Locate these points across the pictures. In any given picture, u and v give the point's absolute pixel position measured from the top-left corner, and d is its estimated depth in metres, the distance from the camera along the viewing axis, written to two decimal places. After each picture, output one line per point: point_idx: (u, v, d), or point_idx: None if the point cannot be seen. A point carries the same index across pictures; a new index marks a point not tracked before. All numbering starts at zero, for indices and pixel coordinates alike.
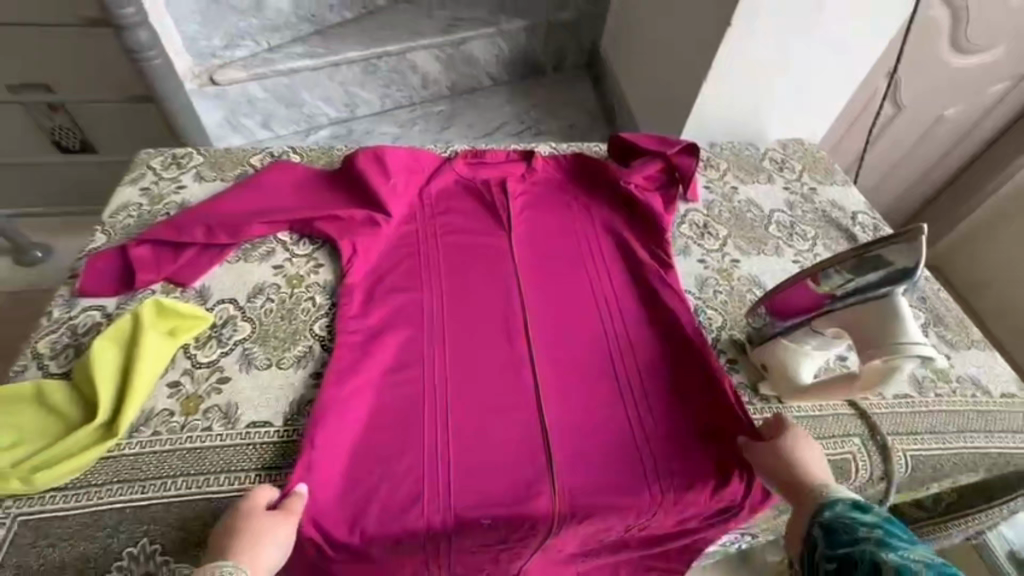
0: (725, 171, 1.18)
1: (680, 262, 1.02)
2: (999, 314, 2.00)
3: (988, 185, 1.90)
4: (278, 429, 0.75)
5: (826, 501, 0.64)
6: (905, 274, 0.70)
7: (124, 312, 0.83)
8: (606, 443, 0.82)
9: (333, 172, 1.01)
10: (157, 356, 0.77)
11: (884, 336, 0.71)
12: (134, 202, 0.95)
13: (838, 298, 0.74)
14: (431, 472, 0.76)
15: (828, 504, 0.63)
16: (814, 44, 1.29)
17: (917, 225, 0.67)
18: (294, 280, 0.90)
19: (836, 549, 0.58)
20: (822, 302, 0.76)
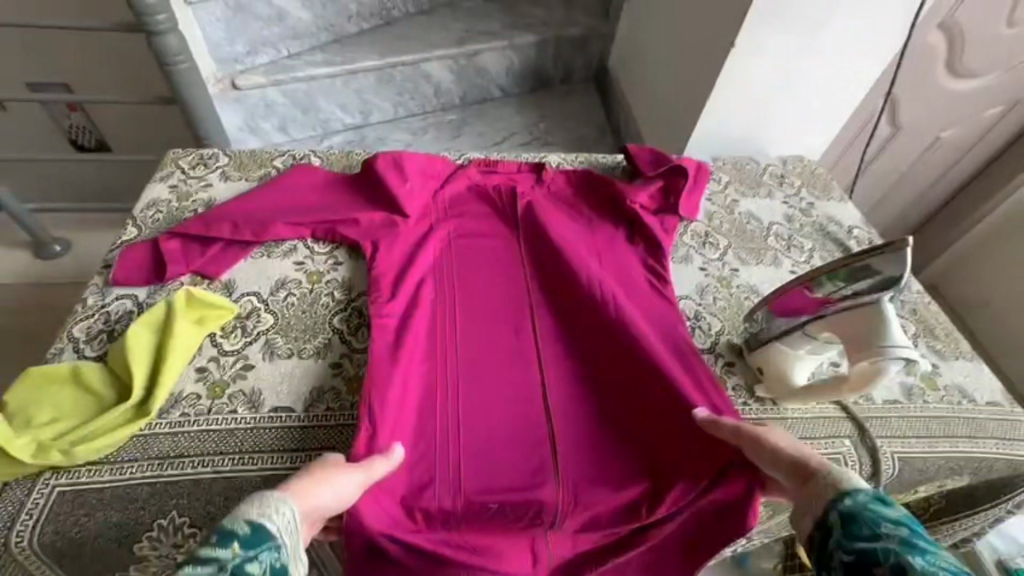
0: (726, 185, 1.23)
1: (681, 270, 1.06)
2: (995, 332, 2.04)
3: (984, 205, 1.95)
4: (298, 415, 0.79)
5: (841, 490, 0.60)
6: (892, 283, 0.75)
7: (154, 302, 0.88)
8: (608, 436, 0.86)
9: (353, 175, 1.06)
10: (187, 342, 0.81)
11: (872, 339, 0.75)
12: (163, 199, 1.00)
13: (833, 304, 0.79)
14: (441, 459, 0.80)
15: (849, 492, 0.59)
16: (815, 65, 1.35)
17: (903, 236, 0.72)
18: (315, 276, 0.94)
19: (855, 543, 0.54)
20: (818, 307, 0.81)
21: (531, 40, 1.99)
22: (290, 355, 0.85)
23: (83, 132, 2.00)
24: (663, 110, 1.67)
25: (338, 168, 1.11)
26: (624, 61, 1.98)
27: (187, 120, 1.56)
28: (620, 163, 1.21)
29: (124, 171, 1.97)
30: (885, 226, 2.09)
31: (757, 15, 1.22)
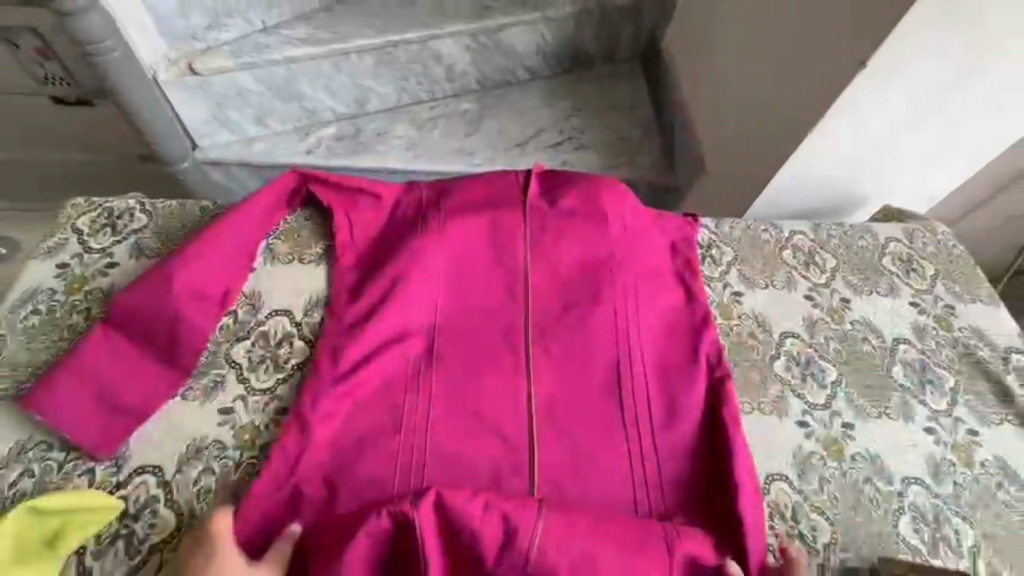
0: (831, 274, 0.86)
1: (771, 427, 0.70)
2: None
3: None
4: (269, 404, 0.64)
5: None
6: None
7: (13, 488, 0.56)
8: (589, 400, 0.69)
9: (322, 180, 0.79)
10: None
11: None
12: (45, 288, 0.70)
13: None
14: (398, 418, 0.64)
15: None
16: (970, 88, 0.95)
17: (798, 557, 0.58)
18: (247, 433, 0.62)
19: None
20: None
21: (569, 12, 1.58)
22: None
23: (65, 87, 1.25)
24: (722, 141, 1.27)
25: (284, 263, 0.76)
26: (684, 42, 1.51)
27: (126, 115, 1.24)
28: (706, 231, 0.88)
29: None
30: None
31: (907, 32, 0.84)
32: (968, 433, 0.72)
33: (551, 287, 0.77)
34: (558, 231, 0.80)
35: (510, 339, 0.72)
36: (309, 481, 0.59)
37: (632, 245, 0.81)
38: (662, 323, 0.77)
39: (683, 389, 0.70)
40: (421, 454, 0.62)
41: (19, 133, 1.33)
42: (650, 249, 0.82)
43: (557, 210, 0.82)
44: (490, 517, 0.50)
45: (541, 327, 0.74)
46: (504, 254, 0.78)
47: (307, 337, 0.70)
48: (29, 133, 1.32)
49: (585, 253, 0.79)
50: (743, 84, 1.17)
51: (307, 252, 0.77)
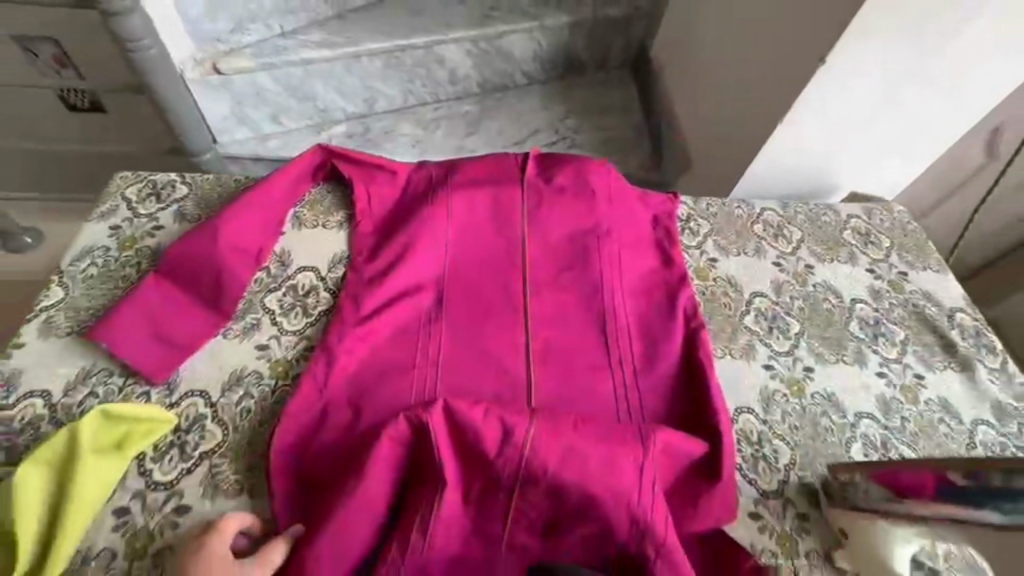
0: (797, 244, 0.96)
1: (740, 370, 0.79)
2: None
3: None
4: (299, 344, 0.73)
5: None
6: None
7: (77, 406, 0.64)
8: (579, 348, 0.78)
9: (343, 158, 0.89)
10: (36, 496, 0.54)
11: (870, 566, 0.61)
12: (100, 246, 0.79)
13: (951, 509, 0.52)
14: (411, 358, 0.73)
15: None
16: (921, 82, 1.06)
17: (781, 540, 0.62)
18: (280, 365, 0.70)
19: None
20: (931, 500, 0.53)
21: (564, 21, 1.70)
22: (239, 493, 0.61)
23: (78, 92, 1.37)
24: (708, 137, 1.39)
25: (310, 228, 0.85)
26: (671, 51, 1.63)
27: (156, 109, 1.35)
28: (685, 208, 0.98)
29: None
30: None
31: (862, 31, 0.94)
32: (915, 377, 0.82)
33: (545, 253, 0.87)
34: (552, 204, 0.90)
35: (509, 295, 0.82)
36: (337, 405, 0.67)
37: (619, 216, 0.91)
38: (644, 283, 0.86)
39: (662, 337, 0.80)
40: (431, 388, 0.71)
41: (55, 127, 1.45)
42: (634, 221, 0.92)
43: (550, 186, 0.92)
44: (490, 419, 0.59)
45: (537, 286, 0.83)
46: (504, 225, 0.88)
47: (331, 290, 0.79)
48: (64, 127, 1.44)
49: (575, 223, 0.89)
50: (745, 85, 1.21)
51: (330, 220, 0.87)
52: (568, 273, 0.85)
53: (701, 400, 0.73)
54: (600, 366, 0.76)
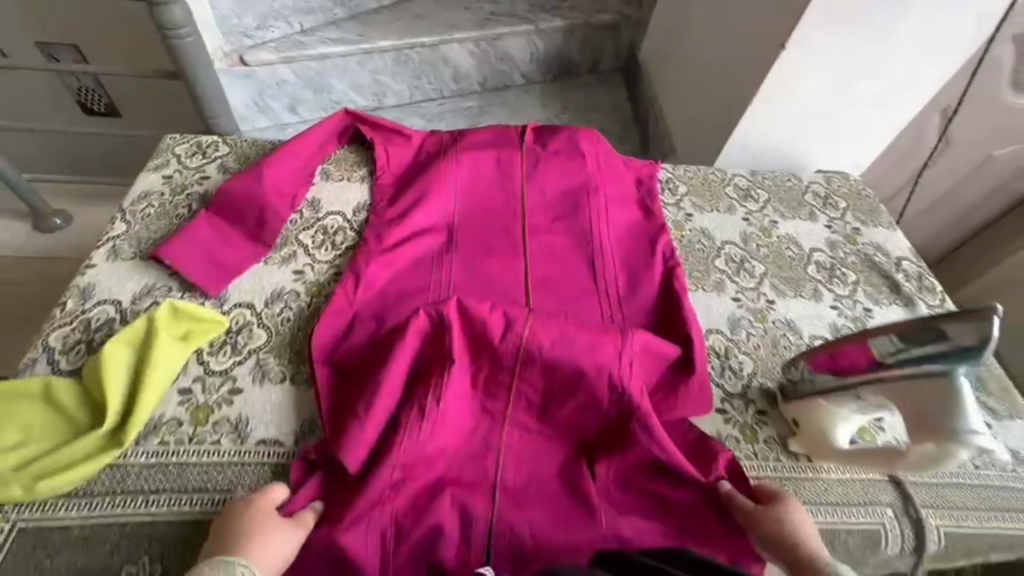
0: (764, 203, 1.09)
1: (712, 301, 0.91)
2: None
3: None
4: (329, 271, 0.84)
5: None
6: None
7: (142, 312, 0.75)
8: (571, 280, 0.90)
9: (366, 123, 1.01)
10: (118, 370, 0.64)
11: (822, 447, 0.71)
12: (156, 191, 0.91)
13: (887, 365, 0.61)
14: (427, 284, 0.85)
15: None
16: (872, 66, 1.18)
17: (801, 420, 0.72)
18: (314, 287, 0.82)
19: None
20: (869, 366, 0.63)
21: (559, 25, 1.85)
22: (283, 380, 0.71)
23: (93, 94, 1.74)
24: (692, 123, 1.52)
25: (336, 180, 0.97)
26: (657, 52, 1.78)
27: (190, 95, 1.49)
28: (665, 173, 1.11)
29: (122, 141, 1.83)
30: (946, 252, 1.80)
31: (816, 18, 1.07)
32: (864, 310, 0.94)
33: (542, 205, 0.99)
34: (548, 164, 1.02)
35: (511, 238, 0.94)
36: (364, 317, 0.79)
37: (607, 176, 1.04)
38: (628, 231, 0.99)
39: (643, 271, 0.92)
40: None
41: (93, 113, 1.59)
42: (620, 181, 1.05)
43: (546, 149, 1.04)
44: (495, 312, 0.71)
45: (535, 230, 0.95)
46: (506, 181, 1.00)
47: (356, 230, 0.91)
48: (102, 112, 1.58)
49: (569, 180, 1.01)
50: (729, 80, 1.31)
51: (355, 175, 0.99)
52: (563, 221, 0.97)
53: (676, 321, 0.85)
54: (589, 294, 0.89)
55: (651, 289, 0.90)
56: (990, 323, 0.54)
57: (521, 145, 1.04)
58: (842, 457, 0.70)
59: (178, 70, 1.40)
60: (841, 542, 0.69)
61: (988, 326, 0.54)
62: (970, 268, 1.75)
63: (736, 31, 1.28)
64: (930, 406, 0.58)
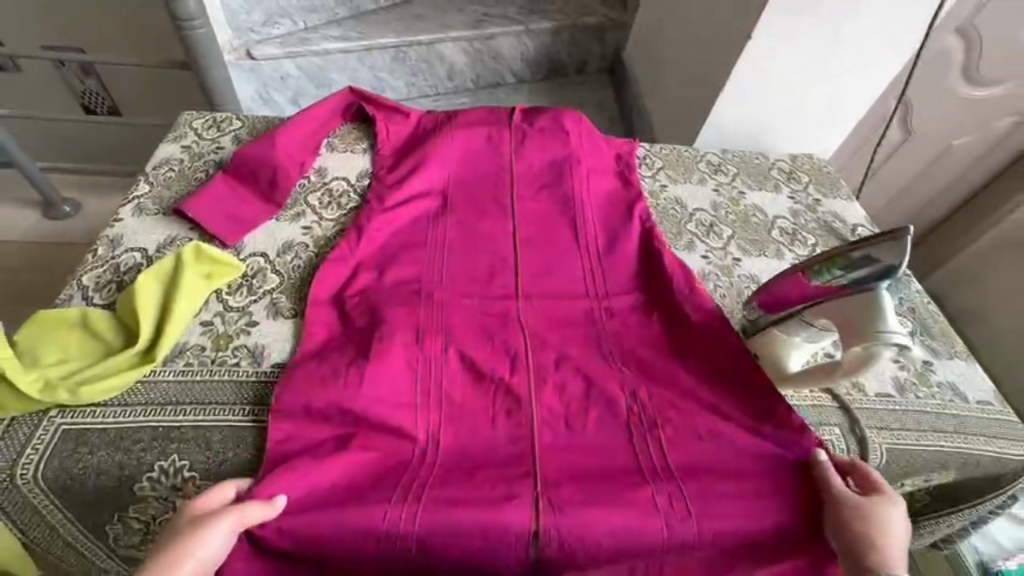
0: (733, 177, 1.19)
1: (684, 258, 1.00)
2: (1001, 354, 1.78)
3: (976, 228, 1.78)
4: (334, 228, 0.93)
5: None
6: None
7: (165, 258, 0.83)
8: (556, 239, 0.99)
9: (366, 99, 1.09)
10: (147, 299, 0.72)
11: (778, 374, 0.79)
12: (175, 158, 0.99)
13: (829, 291, 0.71)
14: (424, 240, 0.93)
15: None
16: (831, 55, 1.26)
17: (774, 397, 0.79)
18: (321, 240, 0.90)
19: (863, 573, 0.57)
20: (814, 294, 0.73)
21: (547, 26, 1.96)
22: (294, 316, 0.79)
23: (98, 99, 1.92)
24: (670, 113, 1.62)
25: (340, 152, 1.06)
26: (639, 52, 1.90)
27: (200, 85, 1.58)
28: (643, 148, 1.20)
29: (130, 133, 1.91)
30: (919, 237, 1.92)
31: (775, 8, 1.16)
32: None
33: (530, 175, 1.08)
34: (534, 138, 1.11)
35: (500, 203, 1.02)
36: (367, 266, 0.87)
37: (591, 149, 1.12)
38: (608, 198, 1.08)
39: (622, 230, 1.00)
40: (440, 259, 0.91)
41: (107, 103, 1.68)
42: (602, 154, 1.13)
43: (534, 125, 1.13)
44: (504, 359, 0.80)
45: (523, 196, 1.04)
46: (497, 154, 1.09)
47: (359, 194, 0.99)
48: None
49: (555, 152, 1.10)
50: (699, 71, 1.42)
51: (358, 148, 1.07)
52: (548, 189, 1.06)
53: (654, 274, 0.93)
54: (572, 251, 0.97)
55: (630, 246, 0.98)
56: (902, 242, 0.66)
57: (510, 122, 1.13)
58: (796, 379, 0.78)
59: (190, 60, 1.50)
60: None
61: (902, 245, 0.66)
62: (944, 249, 1.87)
63: (707, 24, 1.38)
64: (857, 314, 0.68)
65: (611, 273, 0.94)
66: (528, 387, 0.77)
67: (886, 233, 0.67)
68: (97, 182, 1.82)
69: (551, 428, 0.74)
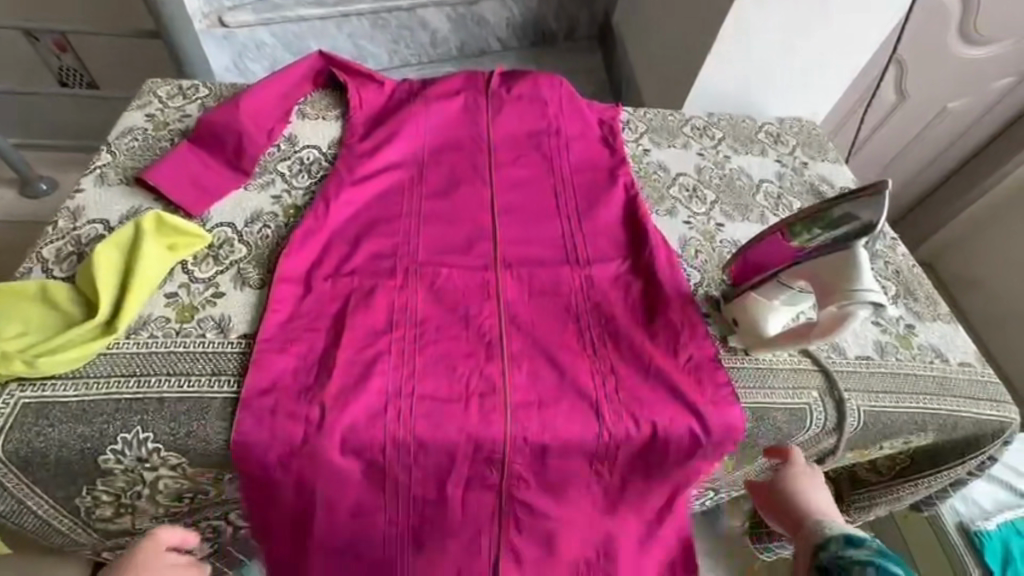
0: (719, 141, 1.15)
1: (665, 223, 0.98)
2: (990, 322, 1.78)
3: (971, 193, 1.75)
4: (304, 196, 0.90)
5: (823, 541, 0.70)
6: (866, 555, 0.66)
7: None
8: (533, 206, 0.96)
9: (338, 64, 1.05)
10: (105, 269, 0.70)
11: (755, 336, 0.78)
12: (139, 127, 0.96)
13: (808, 251, 0.69)
14: (397, 210, 0.90)
15: (824, 542, 0.69)
16: (822, 13, 1.21)
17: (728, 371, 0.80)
18: (291, 209, 0.88)
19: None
20: (792, 256, 0.71)
21: None
22: (261, 286, 0.77)
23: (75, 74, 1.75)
24: (658, 78, 1.57)
25: (312, 120, 1.02)
26: (629, 13, 1.83)
27: (172, 55, 1.53)
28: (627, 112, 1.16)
29: None
30: (913, 202, 1.90)
31: None
32: None
33: (508, 142, 1.04)
34: (513, 105, 1.08)
35: (477, 170, 0.99)
36: (338, 237, 0.85)
37: (572, 115, 1.09)
38: (589, 165, 1.04)
39: (602, 196, 0.98)
40: (415, 228, 0.88)
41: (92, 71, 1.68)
42: (585, 119, 1.10)
43: (513, 91, 1.09)
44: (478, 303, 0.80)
45: (500, 164, 1.01)
46: (474, 121, 1.06)
47: (331, 163, 0.96)
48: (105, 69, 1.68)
49: (534, 119, 1.07)
50: (686, 31, 1.36)
51: (328, 115, 1.03)
52: (526, 156, 1.03)
53: (635, 239, 0.91)
54: (550, 218, 0.94)
55: (610, 212, 0.96)
56: (880, 198, 0.65)
57: (488, 88, 1.09)
58: (773, 343, 0.77)
59: (159, 27, 1.44)
60: (771, 419, 0.77)
61: (879, 201, 0.65)
62: (937, 215, 1.85)
63: None
64: (832, 272, 0.67)
65: (590, 240, 0.92)
66: (501, 360, 0.75)
67: (864, 187, 0.66)
68: (73, 158, 1.78)
69: (524, 401, 0.73)
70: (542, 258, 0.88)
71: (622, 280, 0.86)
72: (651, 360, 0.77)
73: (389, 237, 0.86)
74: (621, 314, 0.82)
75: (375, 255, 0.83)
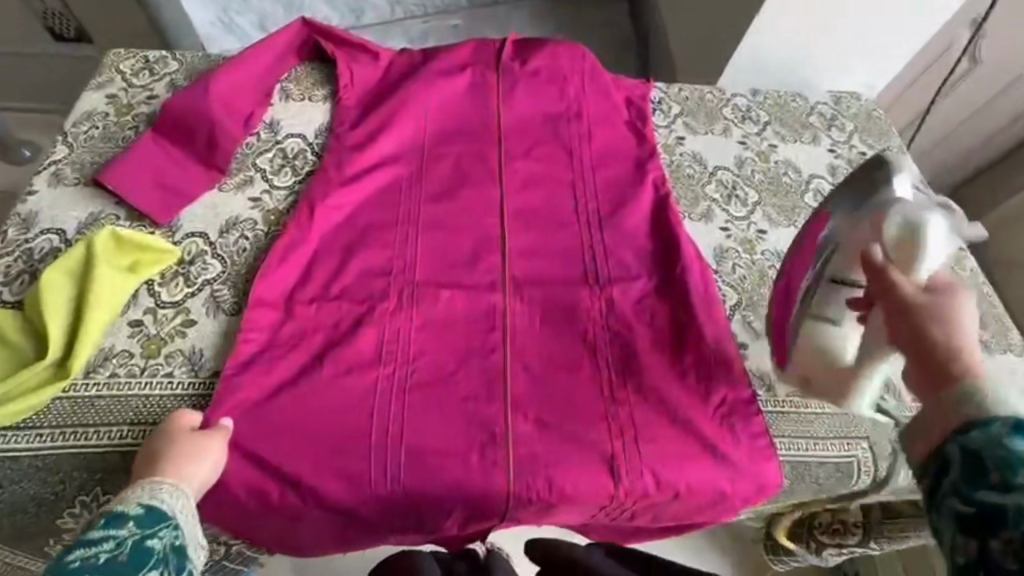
0: (763, 125, 1.00)
1: (696, 230, 0.86)
2: None
3: None
4: (286, 200, 0.78)
5: (975, 416, 0.39)
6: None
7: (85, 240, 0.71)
8: (549, 209, 0.83)
9: (323, 33, 0.90)
10: (52, 299, 0.62)
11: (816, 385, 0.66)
12: (100, 111, 0.84)
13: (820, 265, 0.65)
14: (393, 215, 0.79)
15: (977, 420, 0.39)
16: None
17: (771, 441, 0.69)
18: (272, 215, 0.77)
19: (975, 489, 0.36)
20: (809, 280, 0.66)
21: None
22: (237, 312, 0.68)
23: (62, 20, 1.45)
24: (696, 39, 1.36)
25: (296, 100, 0.88)
26: None
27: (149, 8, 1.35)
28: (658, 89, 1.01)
29: None
30: None
31: None
32: None
33: (521, 128, 0.91)
34: (528, 83, 0.93)
35: (485, 164, 0.86)
36: (326, 250, 0.74)
37: (595, 96, 0.94)
38: (615, 157, 0.90)
39: (628, 196, 0.85)
40: (413, 238, 0.77)
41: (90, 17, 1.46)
42: (610, 100, 0.95)
43: (526, 67, 0.94)
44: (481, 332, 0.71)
45: (512, 155, 0.87)
46: (484, 101, 0.91)
47: (317, 154, 0.84)
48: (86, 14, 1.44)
49: (552, 100, 0.93)
50: None
51: (314, 94, 0.89)
52: (543, 146, 0.89)
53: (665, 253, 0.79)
54: (568, 224, 0.82)
55: (637, 215, 0.84)
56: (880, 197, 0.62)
57: (499, 61, 0.94)
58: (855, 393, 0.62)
59: None
60: (812, 474, 0.70)
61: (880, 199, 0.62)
62: None
63: None
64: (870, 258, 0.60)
65: (613, 251, 0.80)
66: (507, 401, 0.67)
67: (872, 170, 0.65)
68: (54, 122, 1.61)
69: (533, 450, 0.65)
70: (557, 276, 0.77)
71: (648, 303, 0.76)
72: (676, 405, 0.68)
73: (384, 249, 0.75)
74: (645, 346, 0.72)
75: (367, 272, 0.73)
